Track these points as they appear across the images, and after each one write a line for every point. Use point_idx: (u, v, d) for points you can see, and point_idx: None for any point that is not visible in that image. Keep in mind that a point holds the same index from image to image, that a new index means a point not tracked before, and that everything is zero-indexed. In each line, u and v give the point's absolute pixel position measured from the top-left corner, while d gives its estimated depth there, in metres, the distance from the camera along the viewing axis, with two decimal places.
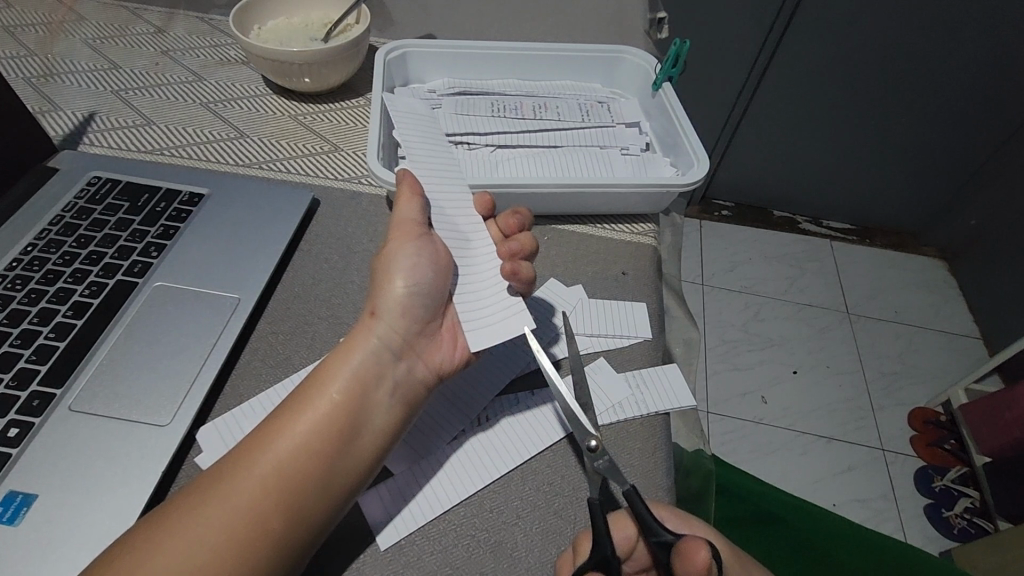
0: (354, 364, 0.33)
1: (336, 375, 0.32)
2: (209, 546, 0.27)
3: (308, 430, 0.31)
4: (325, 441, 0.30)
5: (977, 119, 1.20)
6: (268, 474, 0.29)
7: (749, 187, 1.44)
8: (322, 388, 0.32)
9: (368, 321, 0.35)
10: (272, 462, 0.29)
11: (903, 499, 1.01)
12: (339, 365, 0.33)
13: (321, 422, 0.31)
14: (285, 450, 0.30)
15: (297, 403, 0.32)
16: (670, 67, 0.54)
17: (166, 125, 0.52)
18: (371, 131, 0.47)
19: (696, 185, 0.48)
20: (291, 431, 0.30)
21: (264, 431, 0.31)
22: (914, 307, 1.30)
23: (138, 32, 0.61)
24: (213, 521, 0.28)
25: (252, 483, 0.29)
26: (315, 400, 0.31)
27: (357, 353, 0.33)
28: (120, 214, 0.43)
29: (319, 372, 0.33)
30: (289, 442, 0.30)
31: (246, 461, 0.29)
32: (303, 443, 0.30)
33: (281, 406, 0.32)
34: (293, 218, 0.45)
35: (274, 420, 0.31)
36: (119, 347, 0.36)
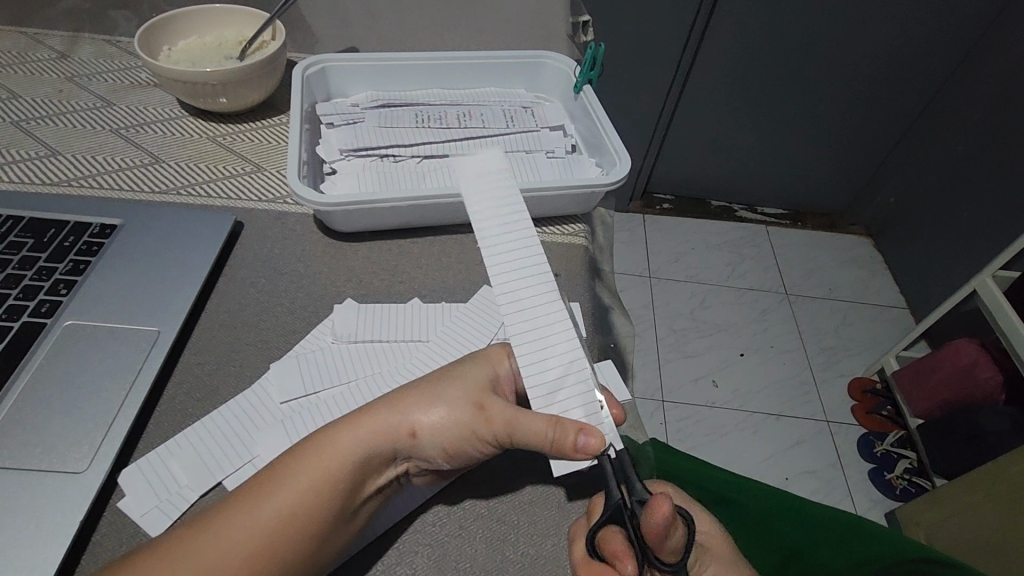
0: (369, 456, 0.31)
1: (348, 462, 0.30)
2: None
3: (303, 531, 0.29)
4: (314, 527, 0.29)
5: (887, 101, 1.29)
6: (247, 563, 0.27)
7: (688, 179, 1.48)
8: (337, 492, 0.29)
9: (406, 431, 0.31)
10: (255, 549, 0.28)
11: (849, 467, 1.07)
12: (355, 451, 0.30)
13: (316, 506, 0.29)
14: (274, 543, 0.28)
15: (309, 492, 0.29)
16: (588, 69, 0.56)
17: (74, 155, 0.50)
18: (290, 150, 0.46)
19: (620, 183, 0.49)
20: (287, 523, 0.28)
21: (257, 507, 0.28)
22: (846, 283, 1.37)
23: (40, 57, 0.58)
24: None
25: (229, 567, 0.27)
26: (316, 480, 0.29)
27: (376, 446, 0.31)
28: (24, 252, 0.40)
29: (343, 469, 0.30)
30: (282, 533, 0.28)
31: (227, 525, 0.28)
32: (293, 541, 0.28)
33: (286, 482, 0.29)
34: (215, 242, 0.44)
35: (272, 501, 0.29)
36: (30, 392, 0.34)
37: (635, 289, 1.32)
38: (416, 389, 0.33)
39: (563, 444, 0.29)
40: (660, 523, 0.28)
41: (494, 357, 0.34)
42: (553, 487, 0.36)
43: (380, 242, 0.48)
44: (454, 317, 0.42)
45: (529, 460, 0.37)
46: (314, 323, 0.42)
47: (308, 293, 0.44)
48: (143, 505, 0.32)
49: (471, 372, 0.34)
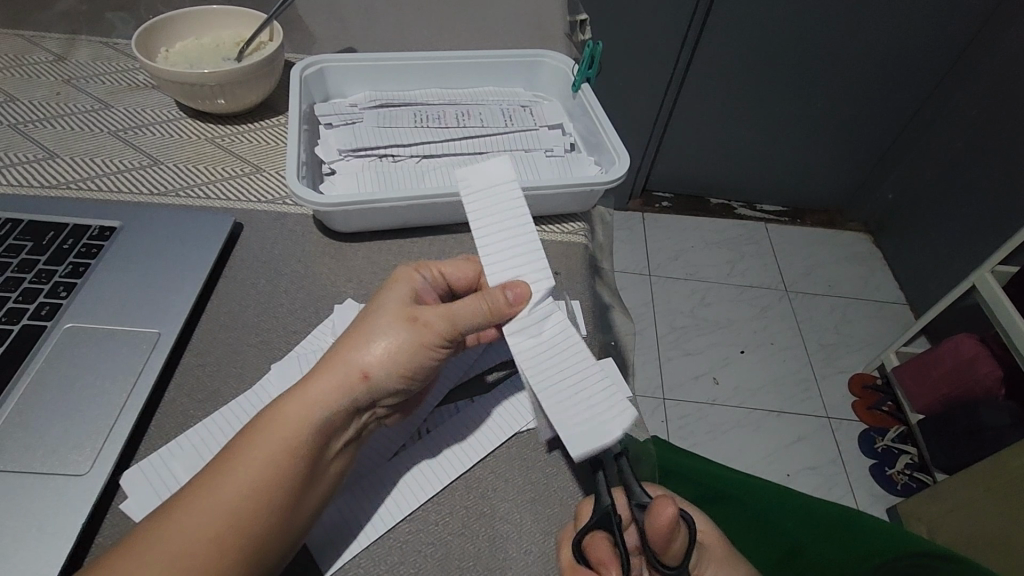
0: (323, 406, 0.30)
1: (301, 418, 0.30)
2: None
3: (272, 492, 0.29)
4: (284, 488, 0.29)
5: (886, 97, 1.29)
6: (224, 538, 0.27)
7: (687, 177, 1.48)
8: (295, 449, 0.29)
9: (357, 375, 0.31)
10: (230, 519, 0.28)
11: (850, 463, 1.07)
12: (306, 406, 0.30)
13: (281, 467, 0.29)
14: (247, 511, 0.28)
15: (272, 461, 0.29)
16: (586, 68, 0.56)
17: (71, 157, 0.50)
18: (289, 151, 0.46)
19: (619, 181, 0.49)
20: (255, 490, 0.28)
21: (220, 482, 0.28)
22: (846, 279, 1.37)
23: (36, 60, 0.58)
24: None
25: (205, 547, 0.27)
26: (273, 443, 0.29)
27: (326, 395, 0.31)
28: (23, 255, 0.40)
29: (295, 423, 0.30)
30: (253, 503, 0.28)
31: (196, 507, 0.28)
32: (266, 503, 0.28)
33: (244, 454, 0.29)
34: (215, 244, 0.44)
35: (236, 476, 0.28)
36: (31, 395, 0.34)
37: (634, 287, 1.32)
38: (351, 334, 0.33)
39: (498, 308, 0.32)
40: (662, 526, 0.30)
41: (406, 277, 0.36)
42: (554, 486, 0.36)
43: (379, 242, 0.48)
44: None
45: (531, 458, 0.37)
46: (315, 324, 0.42)
47: (308, 293, 0.44)
48: (144, 507, 0.32)
49: (397, 299, 0.34)
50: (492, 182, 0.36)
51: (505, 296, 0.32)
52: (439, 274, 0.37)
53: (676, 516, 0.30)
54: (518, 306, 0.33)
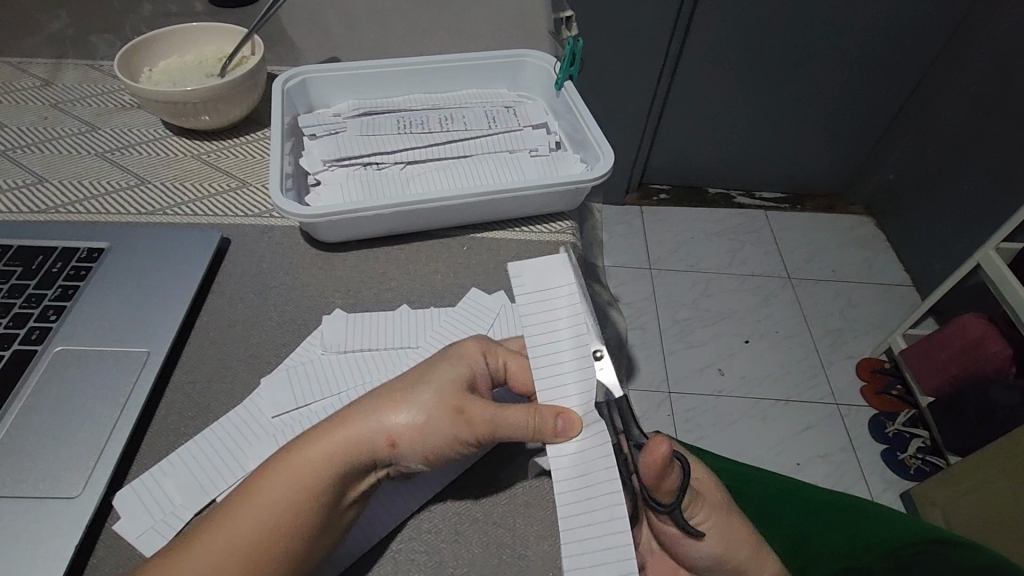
0: (345, 465, 0.30)
1: (323, 473, 0.30)
2: None
3: (287, 543, 0.29)
4: (292, 539, 0.29)
5: (881, 77, 1.28)
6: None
7: (684, 169, 1.48)
8: (313, 503, 0.29)
9: (384, 438, 0.31)
10: (241, 561, 0.28)
11: (861, 449, 1.06)
12: (329, 461, 0.30)
13: (292, 519, 0.29)
14: (256, 560, 0.28)
15: (285, 509, 0.29)
16: (568, 65, 0.56)
17: (60, 181, 0.50)
18: (272, 164, 0.47)
19: (605, 177, 0.49)
20: (265, 533, 0.28)
21: (238, 519, 0.28)
22: (849, 264, 1.36)
23: (23, 86, 0.58)
24: None
25: None
26: (289, 495, 0.29)
27: (351, 454, 0.30)
28: (13, 280, 0.40)
29: (314, 479, 0.29)
30: (260, 548, 0.28)
31: (204, 542, 0.28)
32: (278, 553, 0.28)
33: (259, 495, 0.29)
34: (202, 260, 0.44)
35: (247, 516, 0.29)
36: (25, 418, 0.34)
37: (636, 281, 1.31)
38: (374, 393, 0.32)
39: (543, 431, 0.31)
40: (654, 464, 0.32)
41: (464, 354, 0.35)
42: (547, 487, 0.36)
43: (367, 251, 0.48)
44: (444, 323, 0.43)
45: (523, 461, 0.37)
46: (303, 336, 0.42)
47: (297, 306, 0.44)
48: (139, 526, 0.32)
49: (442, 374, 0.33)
50: (551, 283, 0.33)
51: (554, 423, 0.31)
52: (503, 364, 0.35)
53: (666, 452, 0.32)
54: (563, 436, 0.31)
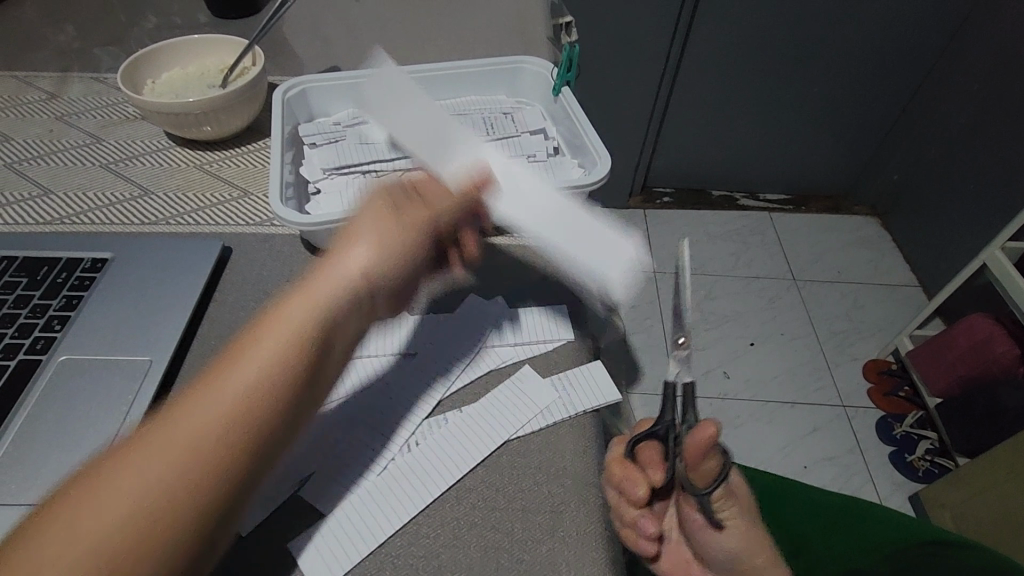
0: (316, 295, 0.34)
1: (298, 306, 0.33)
2: (153, 480, 0.26)
3: (281, 377, 0.31)
4: (285, 375, 0.31)
5: (884, 76, 1.27)
6: (229, 422, 0.29)
7: (687, 172, 1.47)
8: (297, 333, 0.32)
9: (350, 265, 0.35)
10: (240, 404, 0.29)
11: (868, 451, 1.05)
12: (301, 298, 0.33)
13: (282, 352, 0.31)
14: (254, 397, 0.30)
15: (271, 349, 0.31)
16: (565, 71, 0.57)
17: (65, 193, 0.51)
18: (272, 173, 0.47)
19: (603, 182, 0.49)
20: (258, 378, 0.30)
21: (223, 378, 0.30)
22: (855, 265, 1.35)
23: (29, 99, 0.59)
24: (160, 468, 0.27)
25: (208, 432, 0.28)
26: (266, 337, 0.31)
27: (321, 284, 0.34)
28: (19, 291, 0.41)
29: (288, 316, 0.32)
30: (253, 389, 0.30)
31: (192, 404, 0.29)
32: (275, 389, 0.30)
33: (239, 352, 0.31)
34: (204, 269, 0.44)
35: (232, 372, 0.30)
36: (30, 427, 0.35)
37: None
38: (304, 288, 0.34)
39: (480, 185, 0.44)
40: (700, 444, 0.36)
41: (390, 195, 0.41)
42: (546, 492, 0.36)
43: None
44: (443, 330, 0.44)
45: (522, 466, 0.37)
46: None
47: None
48: None
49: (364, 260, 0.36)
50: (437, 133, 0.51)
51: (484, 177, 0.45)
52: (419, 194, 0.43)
53: (714, 436, 0.35)
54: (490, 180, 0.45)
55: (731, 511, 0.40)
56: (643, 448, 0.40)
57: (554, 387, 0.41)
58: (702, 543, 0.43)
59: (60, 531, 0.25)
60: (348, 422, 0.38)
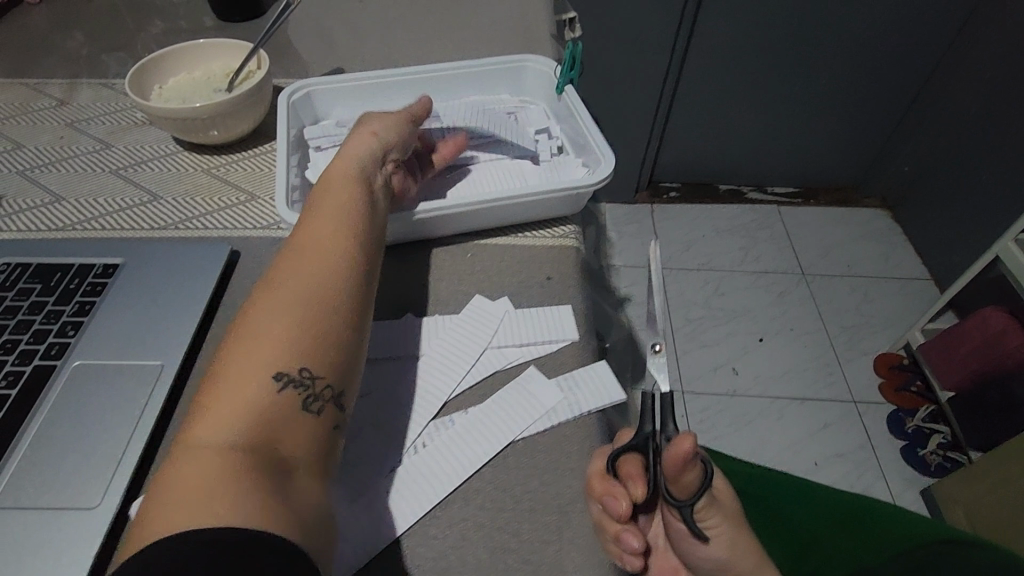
0: (348, 161, 0.43)
1: (336, 171, 0.43)
2: (291, 298, 0.34)
3: (350, 207, 0.40)
4: (352, 205, 0.40)
5: (893, 67, 1.26)
6: (328, 246, 0.37)
7: (694, 166, 1.46)
8: (350, 182, 0.42)
9: (370, 140, 0.45)
10: (329, 233, 0.38)
11: (879, 446, 1.04)
12: (336, 168, 0.43)
13: (341, 194, 0.41)
14: (338, 225, 0.39)
15: (336, 197, 0.40)
16: (569, 69, 0.56)
17: (76, 199, 0.51)
18: (278, 177, 0.48)
19: (606, 181, 0.49)
20: (335, 215, 0.39)
21: (303, 229, 0.39)
22: (865, 259, 1.34)
23: (40, 106, 0.60)
24: (290, 291, 0.35)
25: (317, 256, 0.37)
26: (325, 193, 0.41)
27: (350, 155, 0.44)
28: (32, 298, 0.42)
29: (335, 179, 0.42)
30: (336, 222, 0.39)
31: (291, 251, 0.37)
32: (350, 216, 0.39)
33: (307, 214, 0.40)
34: (212, 274, 0.45)
35: (309, 223, 0.39)
36: (45, 432, 0.36)
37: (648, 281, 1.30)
38: (326, 191, 0.41)
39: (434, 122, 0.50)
40: (680, 458, 0.33)
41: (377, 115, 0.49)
42: (552, 492, 0.36)
43: None
44: (449, 331, 0.44)
45: (529, 465, 0.37)
46: None
47: None
48: None
49: (359, 149, 0.44)
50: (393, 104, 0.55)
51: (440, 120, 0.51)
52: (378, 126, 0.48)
53: (695, 448, 0.33)
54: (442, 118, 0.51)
55: (715, 521, 0.39)
56: (625, 462, 0.37)
57: (561, 388, 0.41)
58: (689, 550, 0.41)
59: (244, 357, 0.32)
60: (358, 424, 0.39)
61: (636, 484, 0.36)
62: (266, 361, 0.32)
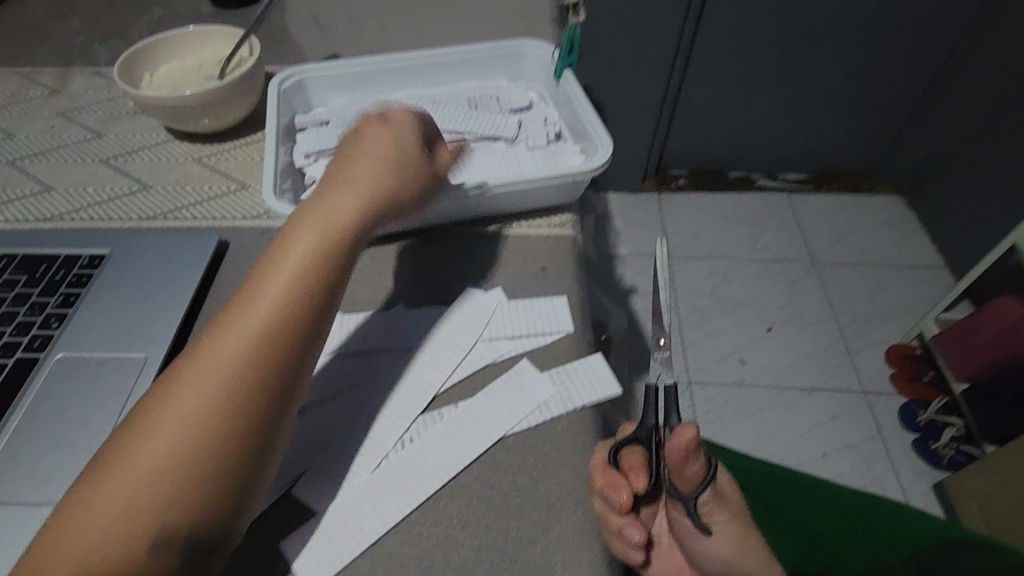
0: (326, 205, 0.37)
1: (311, 214, 0.37)
2: (213, 375, 0.30)
3: (305, 275, 0.34)
4: (309, 273, 0.34)
5: (910, 49, 1.22)
6: (270, 319, 0.32)
7: (703, 153, 1.43)
8: (316, 239, 0.35)
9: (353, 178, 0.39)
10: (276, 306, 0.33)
11: (890, 438, 1.02)
12: (313, 210, 0.37)
13: (303, 254, 0.35)
14: (286, 298, 0.33)
15: (298, 255, 0.35)
16: (567, 53, 0.54)
17: (65, 189, 0.51)
18: (266, 164, 0.46)
19: (603, 168, 0.47)
20: (290, 279, 0.34)
21: (257, 286, 0.34)
22: (877, 247, 1.31)
23: (32, 95, 0.59)
24: (215, 364, 0.31)
25: (254, 329, 0.32)
26: (289, 242, 0.35)
27: (329, 198, 0.38)
28: (17, 289, 0.41)
29: (307, 225, 0.36)
30: (286, 290, 0.33)
31: (238, 308, 0.33)
32: (302, 287, 0.34)
33: (268, 265, 0.35)
34: (199, 265, 0.44)
35: (263, 280, 0.34)
36: (26, 426, 0.35)
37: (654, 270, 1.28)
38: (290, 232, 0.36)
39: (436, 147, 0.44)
40: (682, 446, 0.34)
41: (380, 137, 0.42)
42: (542, 490, 0.35)
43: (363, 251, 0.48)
44: (441, 323, 0.43)
45: (519, 462, 0.36)
46: None
47: None
48: None
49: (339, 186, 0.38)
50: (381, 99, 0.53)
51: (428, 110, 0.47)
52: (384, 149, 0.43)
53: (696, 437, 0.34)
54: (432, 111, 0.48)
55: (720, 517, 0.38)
56: (629, 454, 0.38)
57: (556, 382, 0.40)
58: (695, 549, 0.40)
59: (152, 424, 0.29)
60: (344, 419, 0.38)
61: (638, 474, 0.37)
62: (204, 425, 0.29)
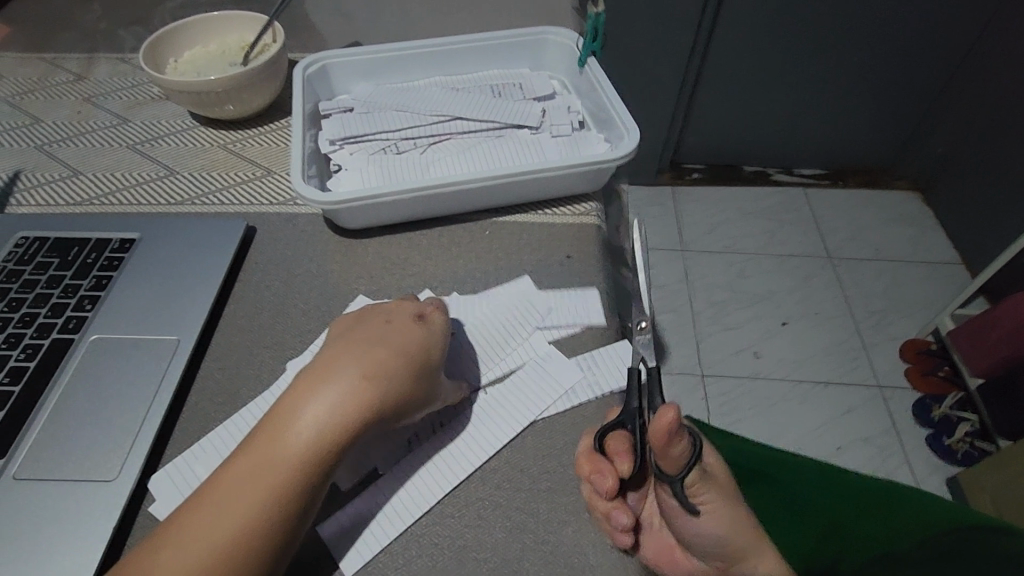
0: (372, 345, 0.32)
1: (355, 348, 0.32)
2: (236, 516, 0.28)
3: (341, 433, 0.30)
4: (346, 431, 0.30)
5: (930, 43, 1.20)
6: (298, 469, 0.29)
7: (718, 146, 1.42)
8: (358, 387, 0.30)
9: (407, 327, 0.34)
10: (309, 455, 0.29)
11: (904, 433, 1.02)
12: (356, 346, 0.32)
13: (339, 408, 0.30)
14: (319, 451, 0.29)
15: (336, 406, 0.30)
16: (591, 41, 0.54)
17: (94, 173, 0.51)
18: (293, 149, 0.47)
19: (629, 156, 0.47)
20: (326, 434, 0.30)
21: (290, 429, 0.29)
22: (893, 243, 1.30)
23: (59, 80, 0.60)
24: (238, 503, 0.28)
25: (284, 473, 0.29)
26: (328, 384, 0.30)
27: (378, 335, 0.33)
28: (50, 271, 0.42)
29: (350, 364, 0.31)
30: (322, 443, 0.29)
31: (270, 441, 0.29)
32: (336, 442, 0.30)
33: (303, 402, 0.30)
34: (228, 249, 0.45)
35: (299, 421, 0.30)
36: (63, 405, 0.36)
37: (668, 263, 1.28)
38: (323, 364, 0.31)
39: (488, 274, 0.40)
40: (665, 429, 0.31)
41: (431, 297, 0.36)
42: (571, 475, 0.35)
43: (389, 236, 0.48)
44: (466, 307, 0.43)
45: (548, 446, 0.37)
46: (328, 323, 0.42)
47: (322, 292, 0.44)
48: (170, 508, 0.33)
49: (384, 329, 0.33)
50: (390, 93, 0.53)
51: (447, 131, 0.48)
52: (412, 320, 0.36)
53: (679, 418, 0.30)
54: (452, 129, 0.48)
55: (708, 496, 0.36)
56: (612, 438, 0.35)
57: (583, 368, 0.40)
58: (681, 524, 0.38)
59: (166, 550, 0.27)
60: None
61: (623, 461, 0.34)
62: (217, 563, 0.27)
